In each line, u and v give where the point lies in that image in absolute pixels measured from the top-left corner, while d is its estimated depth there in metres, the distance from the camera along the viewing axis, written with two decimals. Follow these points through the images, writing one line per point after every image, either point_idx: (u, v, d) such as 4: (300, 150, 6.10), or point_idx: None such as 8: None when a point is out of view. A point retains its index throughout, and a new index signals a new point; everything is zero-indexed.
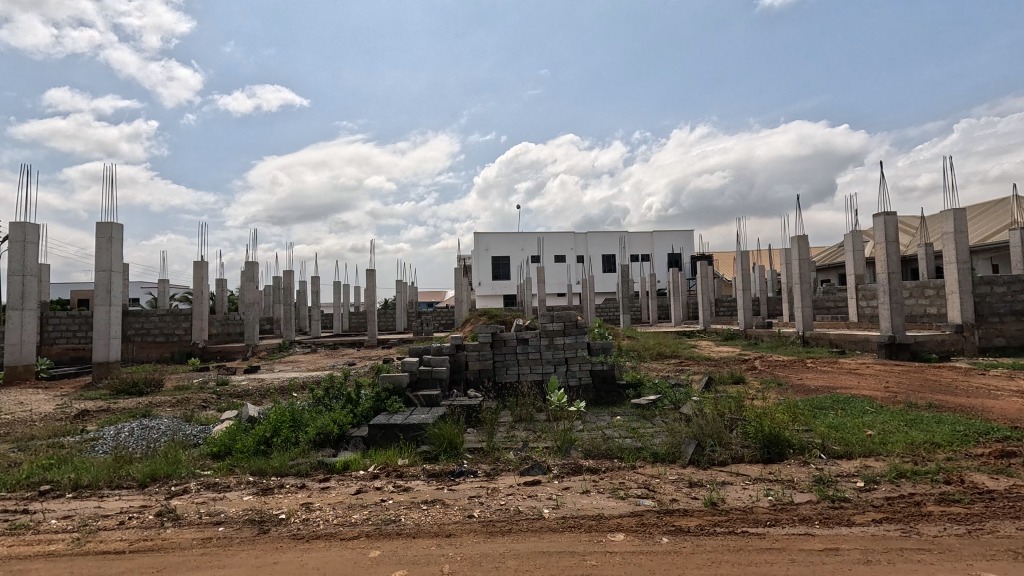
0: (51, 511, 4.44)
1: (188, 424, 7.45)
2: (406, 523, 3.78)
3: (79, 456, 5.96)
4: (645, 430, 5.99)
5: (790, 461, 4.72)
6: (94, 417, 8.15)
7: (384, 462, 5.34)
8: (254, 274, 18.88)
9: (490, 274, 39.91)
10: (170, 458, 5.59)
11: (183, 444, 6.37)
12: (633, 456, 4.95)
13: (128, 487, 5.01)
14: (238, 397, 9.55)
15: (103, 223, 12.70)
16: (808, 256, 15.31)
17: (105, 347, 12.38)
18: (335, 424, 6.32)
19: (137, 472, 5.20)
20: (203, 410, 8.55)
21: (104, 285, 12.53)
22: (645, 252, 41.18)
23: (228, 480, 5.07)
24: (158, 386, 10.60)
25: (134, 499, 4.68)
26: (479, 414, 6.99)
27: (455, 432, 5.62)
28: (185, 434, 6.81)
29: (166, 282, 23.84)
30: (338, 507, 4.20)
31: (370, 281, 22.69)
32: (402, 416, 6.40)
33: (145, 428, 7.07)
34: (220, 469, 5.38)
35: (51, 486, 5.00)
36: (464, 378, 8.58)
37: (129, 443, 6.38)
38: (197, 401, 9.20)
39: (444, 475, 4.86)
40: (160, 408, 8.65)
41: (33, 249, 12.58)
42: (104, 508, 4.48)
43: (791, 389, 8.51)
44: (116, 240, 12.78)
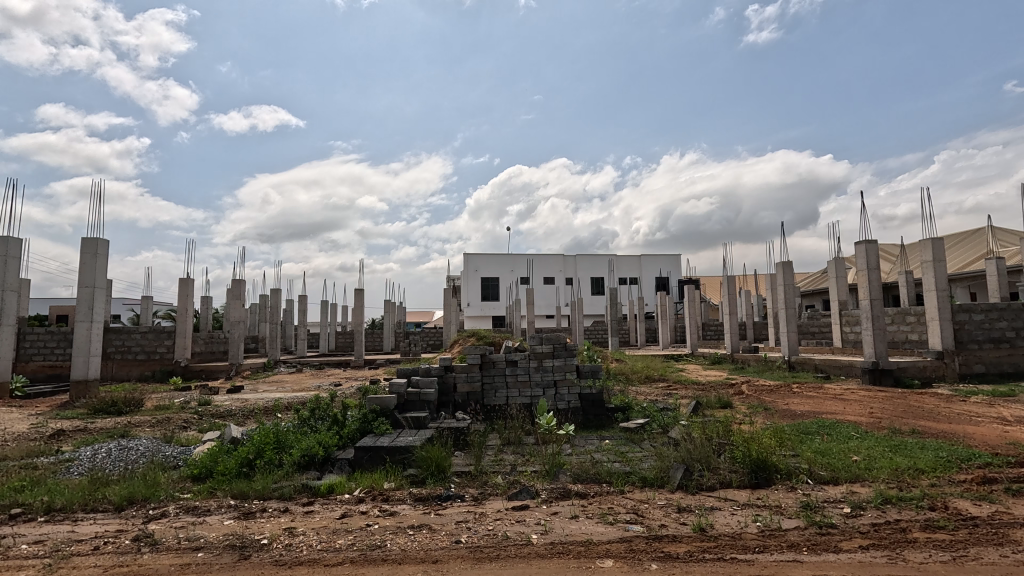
0: (22, 536, 4.29)
1: (168, 445, 7.26)
2: (392, 548, 3.71)
3: (53, 478, 5.79)
4: (634, 454, 5.98)
5: (778, 486, 4.73)
6: (70, 437, 7.92)
7: (370, 485, 5.26)
8: (241, 292, 18.74)
9: (479, 294, 39.90)
10: (149, 480, 5.45)
11: (164, 466, 6.21)
12: (622, 481, 4.92)
13: (104, 511, 4.87)
14: (221, 418, 9.36)
15: (87, 239, 12.59)
16: (793, 282, 15.56)
17: (84, 364, 12.08)
18: (321, 445, 6.23)
19: (114, 495, 5.05)
20: (184, 431, 8.35)
21: (87, 301, 12.32)
22: (633, 275, 41.60)
23: (209, 504, 4.94)
24: (138, 405, 10.35)
25: (109, 523, 4.54)
26: (467, 437, 6.91)
27: (443, 456, 5.56)
28: (165, 455, 6.65)
29: (150, 299, 23.47)
30: (323, 532, 4.11)
31: (358, 300, 22.56)
32: (389, 438, 6.33)
33: (123, 449, 6.88)
34: (200, 493, 5.24)
35: (22, 510, 4.83)
36: (452, 401, 8.53)
37: (106, 465, 6.22)
38: (179, 421, 8.99)
39: (431, 499, 4.79)
40: (139, 429, 8.42)
41: (14, 264, 12.38)
42: (78, 533, 4.34)
43: (778, 414, 8.56)
44: (101, 256, 12.63)
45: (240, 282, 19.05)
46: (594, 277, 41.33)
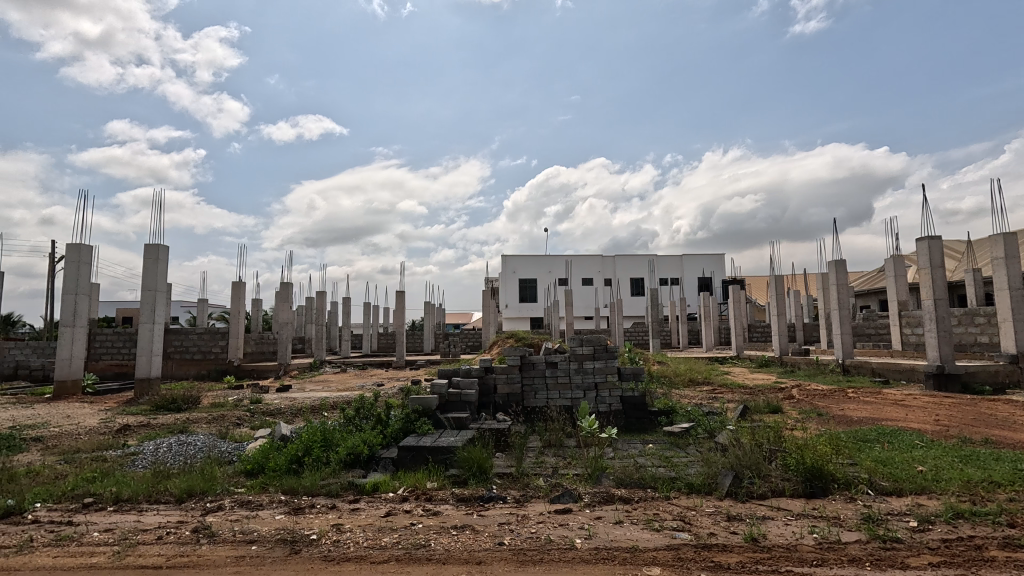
0: (94, 524, 4.59)
1: (223, 441, 7.60)
2: (436, 548, 3.74)
3: (121, 470, 6.17)
4: (679, 459, 5.81)
5: (835, 497, 4.50)
6: (135, 432, 8.42)
7: (413, 484, 5.34)
8: (289, 294, 19.48)
9: (517, 296, 39.97)
10: (207, 474, 5.72)
11: (219, 461, 6.49)
12: (667, 486, 4.80)
13: (166, 502, 5.14)
14: (271, 416, 9.73)
15: (149, 245, 13.35)
16: (847, 281, 14.79)
17: (147, 363, 12.84)
18: (365, 444, 6.37)
19: (174, 488, 5.33)
20: (237, 428, 8.73)
21: (149, 304, 13.08)
22: (674, 275, 40.67)
23: (261, 499, 5.13)
24: (195, 403, 10.89)
25: (171, 514, 4.78)
26: (508, 438, 6.91)
27: (485, 457, 5.57)
28: (221, 450, 6.96)
29: (205, 301, 24.73)
30: (369, 530, 4.20)
31: (400, 302, 23.02)
32: (432, 438, 6.40)
33: (183, 443, 7.26)
34: (253, 487, 5.46)
35: (93, 499, 5.17)
36: (492, 402, 8.54)
37: (168, 458, 6.57)
38: (233, 418, 9.41)
39: (473, 500, 4.80)
40: (196, 425, 8.86)
41: (86, 269, 13.28)
42: (143, 522, 4.60)
43: (833, 420, 8.15)
44: (162, 261, 13.38)
45: (288, 285, 19.81)
46: (634, 278, 40.67)
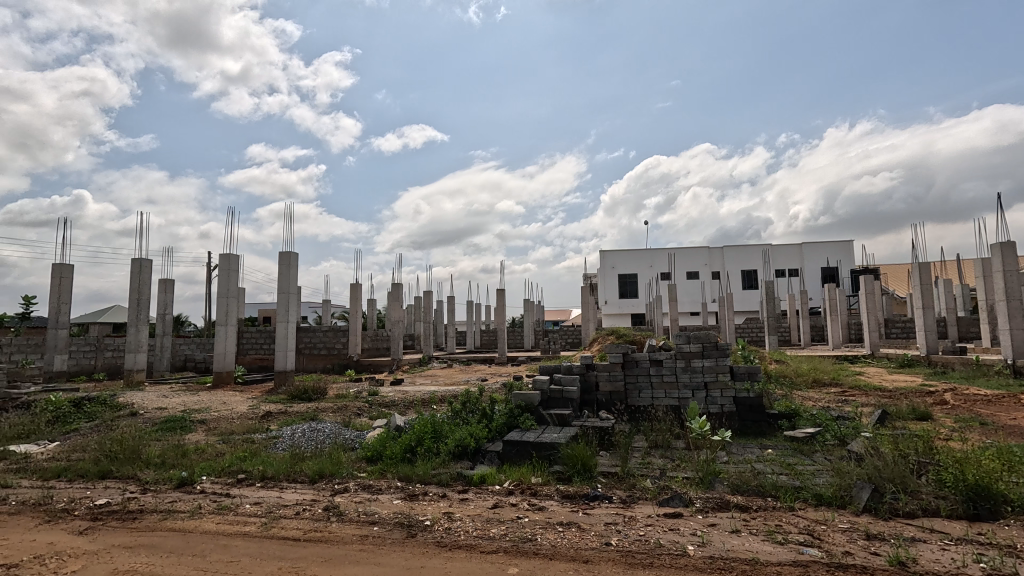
0: (246, 496, 5.30)
1: (347, 429, 8.36)
2: (542, 543, 3.78)
3: (266, 450, 7.05)
4: (804, 467, 5.29)
5: (1009, 522, 3.80)
6: (276, 417, 9.58)
7: (519, 478, 5.44)
8: (399, 294, 20.90)
9: (617, 292, 39.10)
10: (334, 458, 6.32)
11: (344, 447, 7.13)
12: (790, 496, 4.39)
13: (302, 482, 5.77)
14: (386, 407, 10.52)
15: (283, 252, 15.04)
16: (1016, 267, 12.47)
17: (284, 357, 14.48)
18: (472, 437, 6.62)
19: (308, 469, 5.97)
20: (358, 417, 9.56)
21: (284, 304, 14.75)
22: (793, 266, 37.14)
23: (380, 484, 5.56)
24: (322, 393, 12.10)
25: (306, 493, 5.36)
26: (612, 437, 6.78)
27: (589, 455, 5.52)
28: (345, 437, 7.65)
29: (329, 302, 27.36)
30: (478, 520, 4.35)
31: (500, 300, 23.62)
32: (535, 434, 6.48)
33: (314, 429, 8.11)
34: (373, 473, 5.92)
35: (245, 475, 5.95)
36: (595, 400, 8.42)
37: (302, 442, 7.38)
38: (354, 408, 10.32)
39: (578, 497, 4.77)
40: (324, 413, 9.85)
41: (234, 275, 15.31)
42: (284, 498, 5.20)
43: (1001, 431, 6.91)
44: (293, 266, 15.01)
45: (398, 286, 21.23)
46: (746, 270, 37.80)
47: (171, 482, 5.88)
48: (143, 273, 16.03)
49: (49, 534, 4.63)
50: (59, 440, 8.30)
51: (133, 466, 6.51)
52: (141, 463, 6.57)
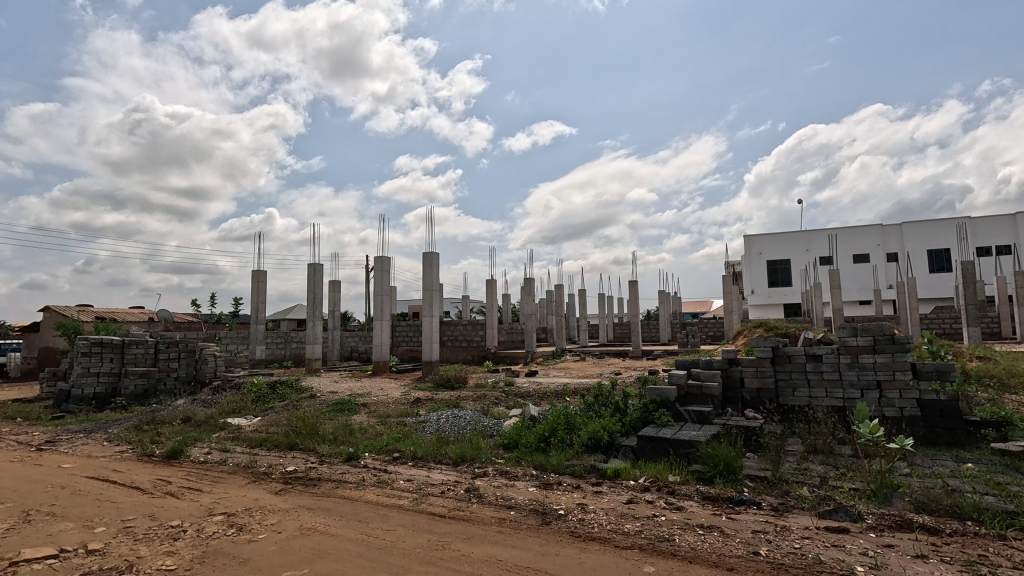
0: (401, 473, 5.93)
1: (486, 416, 8.85)
2: (681, 544, 3.60)
3: (416, 433, 7.77)
4: (1020, 489, 4.29)
5: None
6: (425, 403, 10.50)
7: (655, 475, 5.26)
8: (531, 289, 21.47)
9: (765, 280, 35.51)
10: (474, 444, 6.73)
11: (483, 434, 7.53)
12: (1001, 522, 3.60)
13: (447, 464, 6.26)
14: (522, 397, 10.90)
15: (426, 252, 16.34)
16: None
17: (430, 349, 15.78)
18: (605, 430, 6.53)
19: (452, 452, 6.45)
20: (496, 406, 10.06)
21: (428, 301, 16.05)
22: (1003, 242, 30.20)
23: (517, 471, 5.82)
24: (464, 382, 12.96)
25: (450, 474, 5.82)
26: (761, 438, 6.19)
27: (734, 456, 5.11)
28: (484, 425, 8.08)
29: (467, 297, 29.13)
30: (612, 513, 4.32)
31: (633, 292, 22.95)
32: (672, 430, 6.19)
33: (457, 416, 8.73)
34: (510, 459, 6.20)
35: (399, 455, 6.64)
36: (740, 397, 7.75)
37: (447, 427, 7.99)
38: (492, 397, 10.87)
39: (722, 500, 4.46)
40: (466, 401, 10.55)
41: (387, 275, 17.05)
42: (431, 478, 5.72)
43: None
44: (435, 265, 16.23)
45: (530, 280, 21.81)
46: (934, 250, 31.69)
47: (341, 456, 6.79)
48: (317, 275, 18.66)
49: (255, 491, 5.68)
50: (260, 415, 10.07)
51: (313, 440, 7.63)
52: (319, 438, 7.67)
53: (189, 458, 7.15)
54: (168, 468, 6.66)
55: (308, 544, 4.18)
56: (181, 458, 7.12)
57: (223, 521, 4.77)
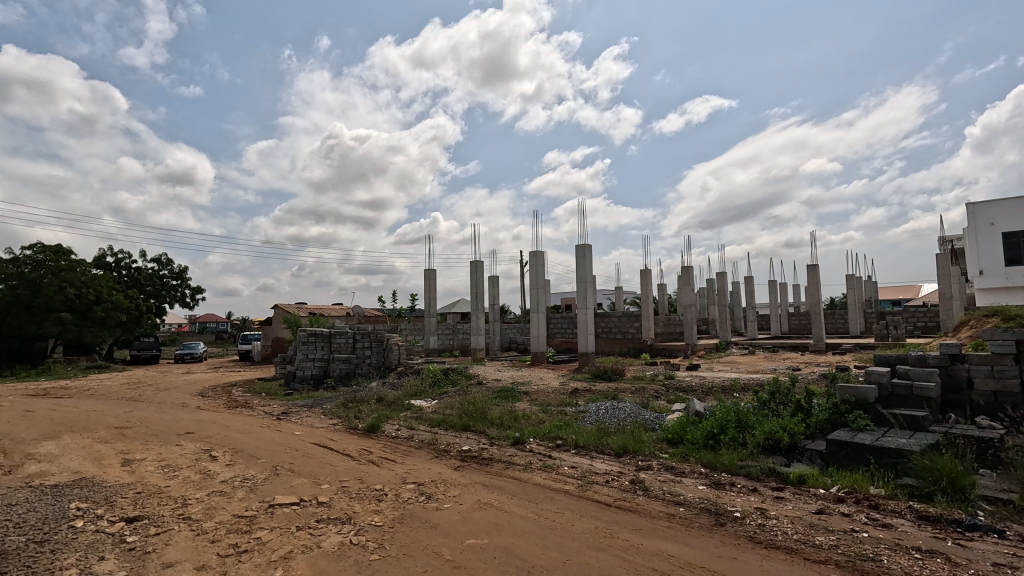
0: (566, 460, 6.15)
1: (646, 409, 8.65)
2: (891, 567, 3.13)
3: (577, 422, 7.93)
4: None
5: None
6: (583, 394, 10.66)
7: (851, 486, 4.66)
8: (690, 278, 20.32)
9: None
10: (637, 436, 6.64)
11: (645, 427, 7.38)
12: None
13: (609, 454, 6.31)
14: (684, 391, 10.41)
15: (578, 245, 16.45)
16: None
17: (586, 340, 15.91)
18: (785, 431, 5.91)
19: (614, 443, 6.47)
20: (657, 399, 9.77)
21: (583, 293, 16.19)
22: None
23: (683, 467, 5.64)
24: (621, 374, 12.83)
25: (614, 465, 5.88)
26: (1001, 452, 5.03)
27: (961, 470, 4.25)
28: (645, 418, 7.90)
29: (621, 288, 28.63)
30: (798, 522, 3.97)
31: (812, 277, 20.25)
32: (873, 436, 5.38)
33: (616, 407, 8.69)
34: (675, 455, 6.00)
35: (562, 442, 6.87)
36: (967, 402, 6.35)
37: (607, 418, 8.00)
38: (652, 390, 10.57)
39: (944, 522, 3.75)
40: (625, 393, 10.44)
41: (541, 269, 17.60)
42: (595, 467, 5.84)
43: None
44: (588, 257, 16.27)
45: (688, 269, 20.62)
46: None
47: (509, 439, 7.26)
48: (478, 272, 20.08)
49: (438, 465, 6.41)
50: (436, 399, 11.26)
51: (482, 423, 8.29)
52: (487, 422, 8.30)
53: (383, 432, 8.33)
54: (369, 440, 7.85)
55: (486, 517, 4.59)
56: (377, 432, 8.34)
57: (415, 489, 5.48)
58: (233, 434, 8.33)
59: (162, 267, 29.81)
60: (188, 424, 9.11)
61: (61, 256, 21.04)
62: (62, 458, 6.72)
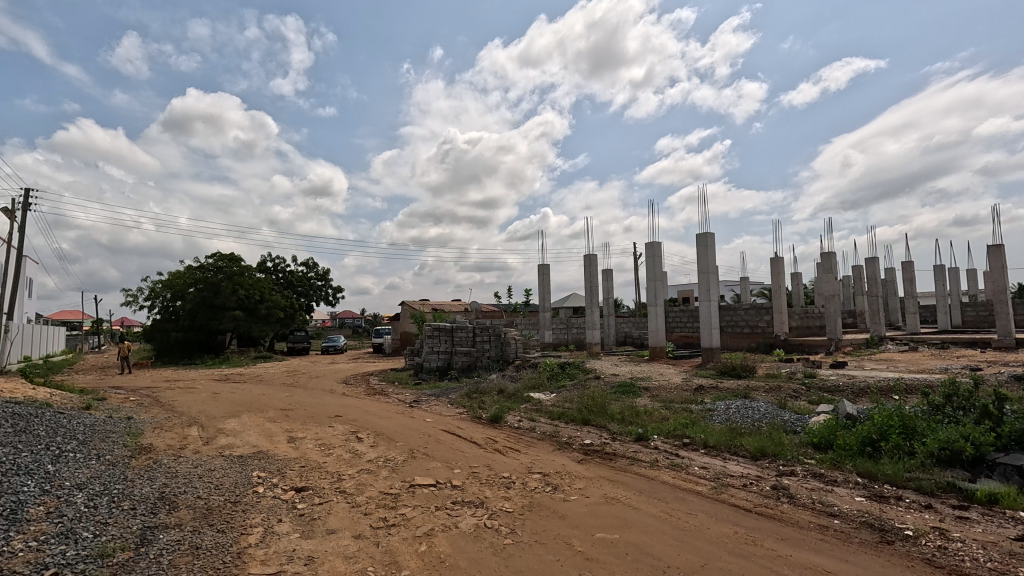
0: (695, 460, 5.86)
1: (785, 410, 7.91)
2: None
3: (704, 421, 7.50)
4: None
5: None
6: (709, 391, 10.05)
7: None
8: (832, 265, 18.15)
9: None
10: (775, 438, 6.11)
11: (785, 429, 6.75)
12: None
13: (745, 457, 5.88)
14: (829, 392, 9.34)
15: (699, 234, 15.50)
16: None
17: (709, 335, 14.99)
18: (967, 439, 5.04)
19: (749, 445, 6.01)
20: (796, 400, 8.89)
21: (705, 284, 15.26)
22: None
23: (835, 475, 5.07)
24: (752, 371, 11.88)
25: (750, 468, 5.47)
26: None
27: None
28: (784, 419, 7.22)
29: (748, 279, 26.47)
30: (993, 550, 3.41)
31: (995, 260, 16.96)
32: None
33: (749, 407, 8.06)
34: (824, 461, 5.41)
35: (690, 441, 6.54)
36: None
37: (738, 418, 7.46)
38: (790, 389, 9.65)
39: None
40: (757, 392, 9.65)
41: (658, 261, 16.92)
42: (729, 469, 5.49)
43: None
44: (710, 246, 15.28)
45: (829, 255, 18.44)
46: None
47: (631, 435, 7.10)
48: (591, 266, 19.87)
49: (561, 457, 6.47)
50: (554, 392, 11.40)
51: (603, 418, 8.20)
52: (608, 417, 8.20)
53: (506, 423, 8.62)
54: (493, 429, 8.19)
55: (615, 511, 4.54)
56: (501, 422, 8.66)
57: (541, 479, 5.60)
58: (374, 419, 9.19)
59: (309, 270, 33.82)
60: (337, 408, 10.24)
61: (234, 263, 24.82)
62: (244, 433, 7.95)
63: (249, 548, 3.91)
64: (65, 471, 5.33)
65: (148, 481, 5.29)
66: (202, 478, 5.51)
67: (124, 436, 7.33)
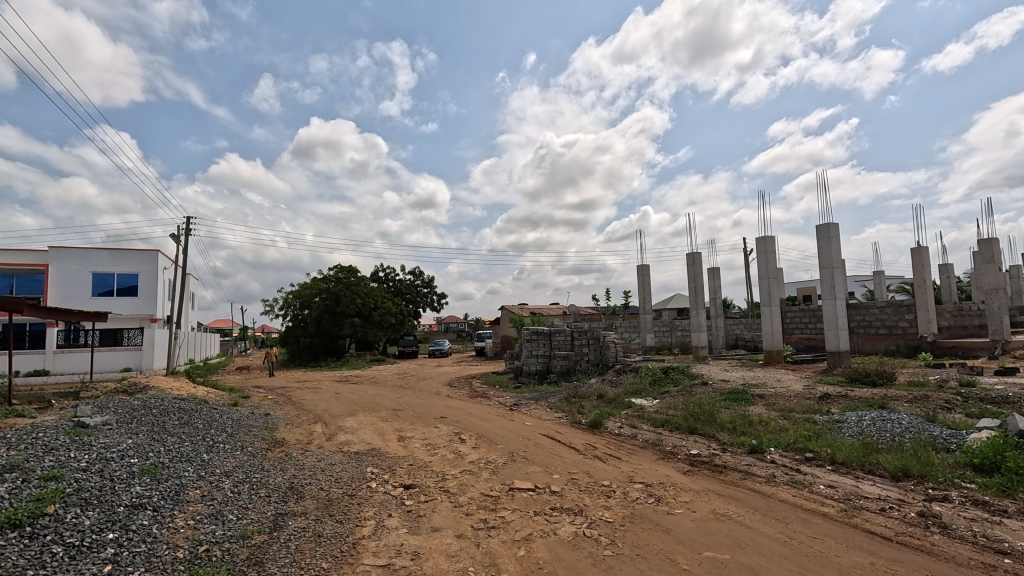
0: (820, 477, 5.26)
1: (933, 424, 6.80)
2: None
3: (831, 434, 6.69)
4: None
5: None
6: (837, 400, 8.97)
7: None
8: (994, 254, 15.40)
9: None
10: (922, 457, 5.28)
11: (934, 446, 5.80)
12: None
13: (882, 477, 5.17)
14: (994, 404, 7.90)
15: (821, 225, 13.97)
16: None
17: (835, 338, 13.44)
18: None
19: (889, 463, 5.27)
20: (949, 412, 7.63)
21: (828, 281, 13.71)
22: None
23: (1004, 504, 4.26)
24: (891, 378, 10.42)
25: (890, 490, 4.79)
26: None
27: None
28: (934, 435, 6.21)
29: (883, 274, 23.39)
30: None
31: None
32: None
33: (887, 419, 7.03)
34: (989, 487, 4.57)
35: (814, 456, 5.89)
36: None
37: (874, 432, 6.54)
38: (940, 400, 8.30)
39: None
40: (897, 402, 8.43)
41: (772, 257, 15.54)
42: (863, 490, 4.84)
43: None
44: (834, 239, 13.71)
45: (990, 242, 15.69)
46: None
47: (744, 447, 6.55)
48: (696, 265, 18.81)
49: (666, 467, 6.16)
50: (657, 398, 10.92)
51: (712, 427, 7.68)
52: (717, 426, 7.65)
53: (607, 429, 8.43)
54: (593, 435, 8.04)
55: (725, 529, 4.22)
56: (601, 429, 8.46)
57: (643, 490, 5.36)
58: (476, 421, 9.47)
59: (417, 278, 35.97)
60: (442, 410, 10.73)
61: (352, 274, 27.12)
62: (360, 431, 8.63)
63: (363, 539, 4.21)
64: (217, 459, 6.19)
65: (281, 471, 5.95)
66: (325, 472, 6.07)
67: (263, 430, 8.34)
